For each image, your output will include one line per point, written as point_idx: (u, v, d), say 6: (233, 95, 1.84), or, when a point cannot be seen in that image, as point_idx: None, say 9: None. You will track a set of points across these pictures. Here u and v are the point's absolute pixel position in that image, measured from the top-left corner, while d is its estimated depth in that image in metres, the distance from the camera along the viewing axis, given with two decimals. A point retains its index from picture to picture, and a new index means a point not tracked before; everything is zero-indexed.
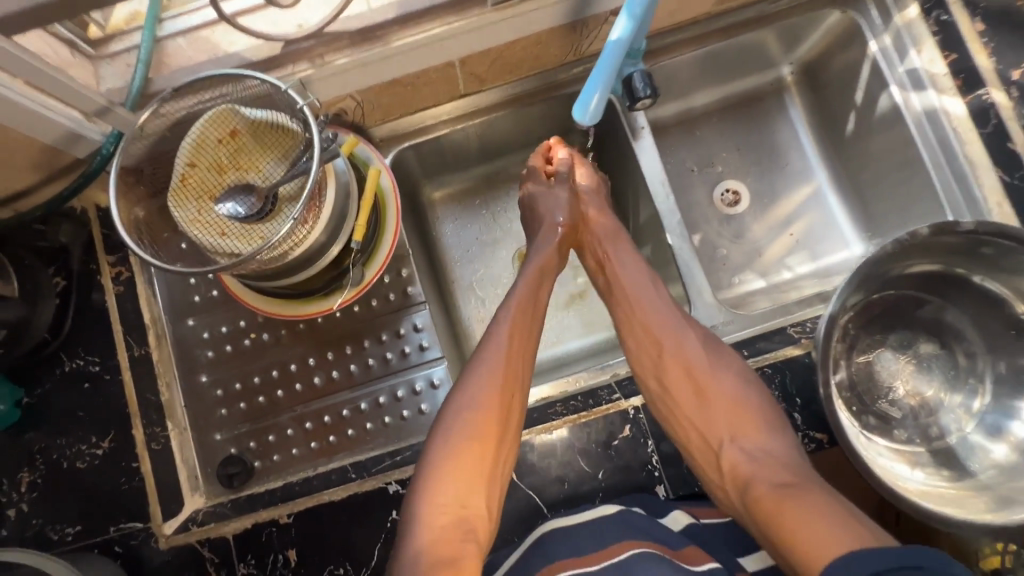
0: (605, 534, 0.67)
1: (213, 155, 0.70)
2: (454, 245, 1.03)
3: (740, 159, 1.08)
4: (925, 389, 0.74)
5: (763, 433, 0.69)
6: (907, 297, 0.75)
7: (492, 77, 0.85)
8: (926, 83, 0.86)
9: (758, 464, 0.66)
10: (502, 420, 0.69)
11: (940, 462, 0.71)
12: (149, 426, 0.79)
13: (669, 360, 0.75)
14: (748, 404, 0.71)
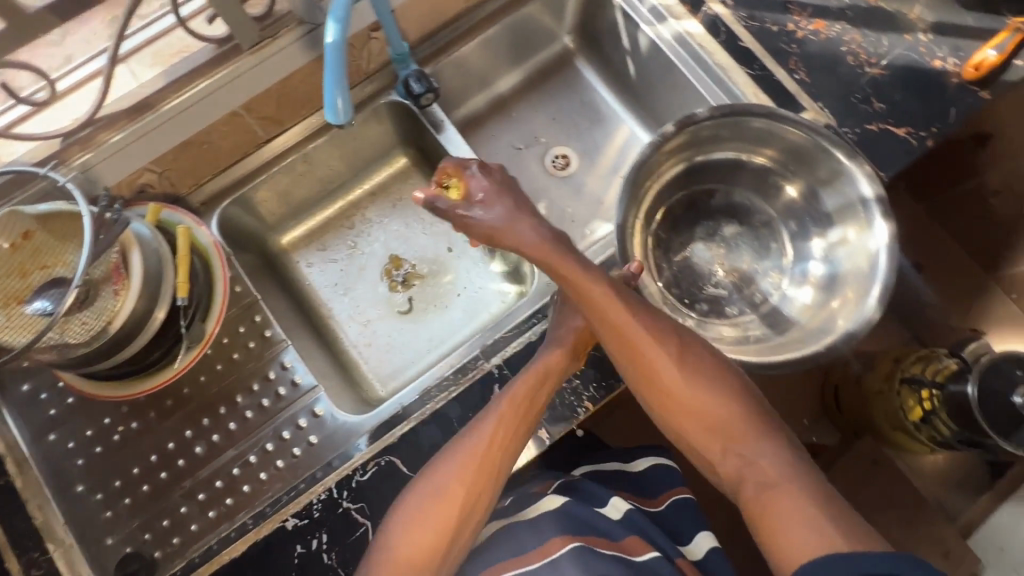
0: (548, 528, 0.68)
1: (11, 261, 0.70)
2: (322, 284, 1.03)
3: (557, 126, 1.18)
4: (740, 264, 0.85)
5: (752, 440, 0.65)
6: (694, 195, 0.86)
7: (287, 116, 0.90)
8: (665, 15, 0.99)
9: (744, 467, 0.64)
10: (485, 482, 0.68)
11: (769, 321, 0.81)
12: (26, 553, 0.75)
13: (652, 372, 0.70)
14: (724, 411, 0.67)
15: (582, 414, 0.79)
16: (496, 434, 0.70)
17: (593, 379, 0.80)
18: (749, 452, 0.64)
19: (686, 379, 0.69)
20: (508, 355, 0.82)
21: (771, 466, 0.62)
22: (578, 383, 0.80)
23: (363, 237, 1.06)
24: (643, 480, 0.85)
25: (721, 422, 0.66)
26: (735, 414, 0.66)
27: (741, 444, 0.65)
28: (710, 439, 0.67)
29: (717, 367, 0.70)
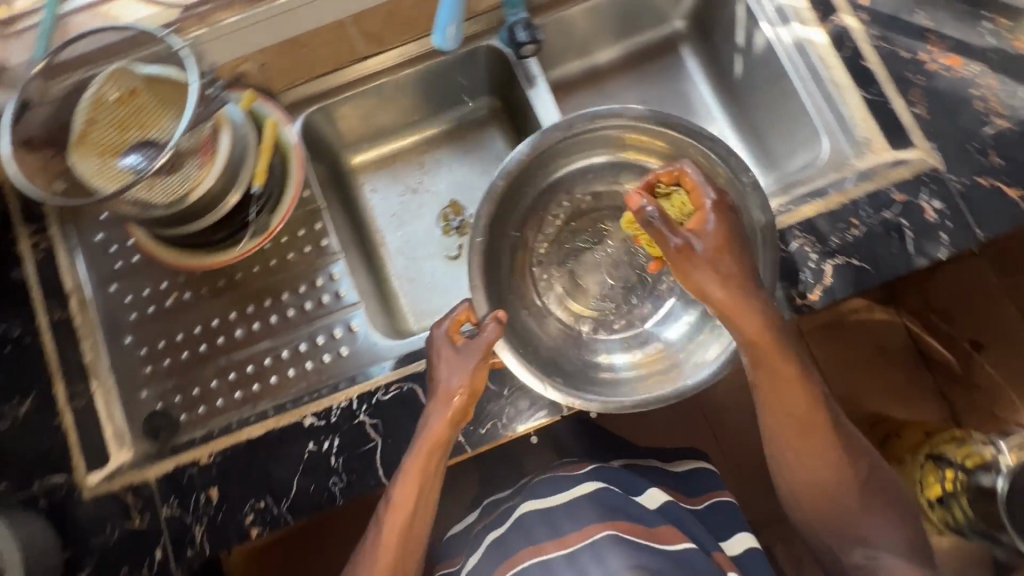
0: (584, 516, 0.80)
1: (112, 114, 0.73)
2: (380, 211, 1.04)
3: (646, 111, 1.14)
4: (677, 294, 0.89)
5: (869, 510, 0.74)
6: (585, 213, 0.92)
7: (389, 37, 0.91)
8: (790, 17, 0.94)
9: (841, 532, 0.76)
10: (419, 518, 0.73)
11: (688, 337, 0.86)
12: (71, 384, 0.81)
13: (805, 441, 0.74)
14: (860, 475, 0.75)
15: (606, 392, 0.79)
16: (422, 470, 0.71)
17: None
18: (868, 530, 0.74)
19: (833, 452, 0.74)
20: None
21: (879, 544, 0.73)
22: None
23: (429, 175, 1.05)
24: (687, 480, 0.92)
25: (842, 492, 0.75)
26: (862, 475, 0.75)
27: (863, 515, 0.74)
28: (828, 505, 0.75)
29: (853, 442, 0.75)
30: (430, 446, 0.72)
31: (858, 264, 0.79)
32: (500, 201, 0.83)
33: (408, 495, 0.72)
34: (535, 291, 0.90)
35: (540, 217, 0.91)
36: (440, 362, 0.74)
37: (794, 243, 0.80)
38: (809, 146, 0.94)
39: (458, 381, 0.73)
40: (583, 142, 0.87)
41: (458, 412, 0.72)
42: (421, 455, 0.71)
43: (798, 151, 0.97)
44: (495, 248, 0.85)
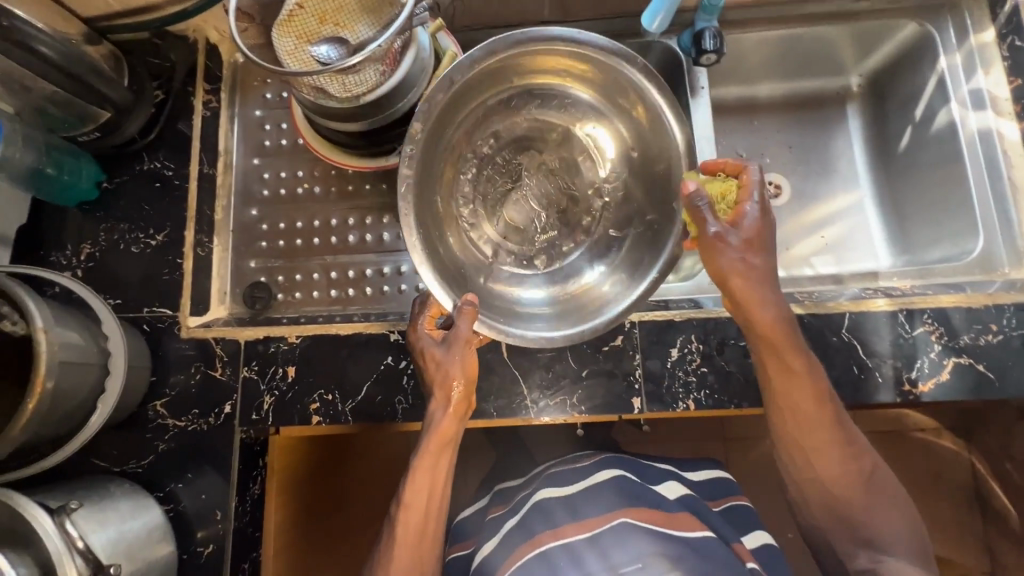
0: (606, 501, 0.74)
1: (319, 4, 0.78)
2: None
3: (790, 156, 1.11)
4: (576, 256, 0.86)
5: (872, 509, 0.68)
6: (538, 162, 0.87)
7: (576, 9, 0.92)
8: (986, 104, 0.89)
9: (857, 540, 0.68)
10: (436, 519, 0.69)
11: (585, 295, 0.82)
12: (199, 234, 0.87)
13: (799, 436, 0.69)
14: (858, 480, 0.68)
15: (679, 408, 0.76)
16: (433, 459, 0.68)
17: (709, 387, 0.76)
18: (865, 528, 0.67)
19: (834, 455, 0.68)
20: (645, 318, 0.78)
21: (890, 543, 0.66)
22: (692, 380, 0.76)
23: None
24: (697, 486, 0.84)
25: (856, 499, 0.68)
26: (868, 475, 0.69)
27: (863, 513, 0.68)
28: (836, 511, 0.69)
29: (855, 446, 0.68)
30: (437, 447, 0.69)
31: (982, 370, 0.75)
32: (446, 113, 0.76)
33: (419, 500, 0.68)
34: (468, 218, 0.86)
35: (479, 134, 0.85)
36: (432, 348, 0.71)
37: (920, 327, 0.76)
38: (959, 237, 0.89)
39: (459, 374, 0.68)
40: (502, 70, 0.77)
41: (463, 404, 0.69)
42: (429, 455, 0.68)
43: (943, 243, 0.92)
44: (439, 156, 0.79)
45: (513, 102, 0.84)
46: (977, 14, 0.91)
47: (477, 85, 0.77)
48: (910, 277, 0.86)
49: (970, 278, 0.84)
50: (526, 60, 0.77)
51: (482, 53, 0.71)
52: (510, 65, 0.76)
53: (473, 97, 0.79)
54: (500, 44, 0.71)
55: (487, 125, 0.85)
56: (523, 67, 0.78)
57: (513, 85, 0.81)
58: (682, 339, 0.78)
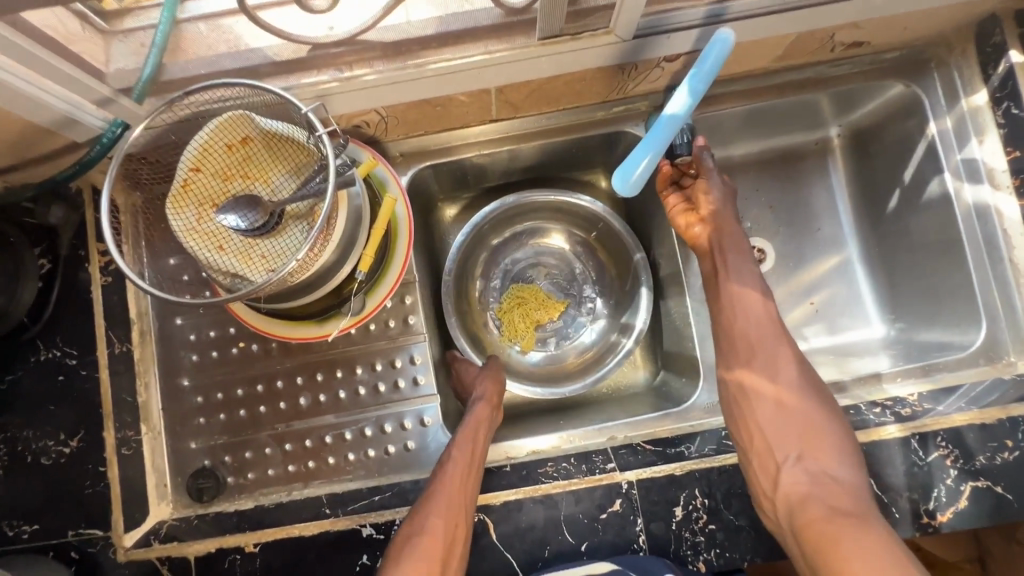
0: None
1: (220, 162, 0.64)
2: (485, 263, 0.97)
3: (770, 218, 1.03)
4: (570, 318, 0.96)
5: (834, 460, 0.67)
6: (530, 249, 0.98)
7: (527, 106, 0.80)
8: (982, 177, 0.81)
9: (816, 482, 0.65)
10: (474, 471, 0.70)
11: (592, 356, 0.94)
12: (121, 429, 0.74)
13: (778, 431, 0.70)
14: (820, 427, 0.69)
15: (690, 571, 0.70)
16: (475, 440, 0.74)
17: (719, 545, 0.70)
18: (825, 469, 0.66)
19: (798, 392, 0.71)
20: (644, 475, 0.72)
21: (843, 486, 0.65)
22: (701, 540, 0.70)
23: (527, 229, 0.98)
24: None
25: (817, 439, 0.68)
26: (829, 427, 0.69)
27: (821, 462, 0.67)
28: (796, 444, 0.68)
29: (821, 394, 0.71)
30: (473, 425, 0.75)
31: (1000, 492, 0.70)
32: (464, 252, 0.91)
33: (463, 458, 0.71)
34: (484, 326, 0.96)
35: (489, 262, 0.97)
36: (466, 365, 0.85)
37: (934, 452, 0.71)
38: (961, 322, 0.84)
39: (491, 377, 0.82)
40: (508, 213, 0.93)
41: (496, 394, 0.80)
42: (471, 423, 0.75)
43: (943, 325, 0.87)
44: (460, 280, 0.92)
45: (516, 231, 0.98)
46: (968, 72, 0.82)
47: (489, 226, 0.94)
48: (916, 378, 0.79)
49: (975, 370, 0.78)
50: (524, 203, 0.92)
51: (483, 216, 0.90)
52: (512, 209, 0.92)
53: (485, 234, 0.94)
54: (496, 206, 0.90)
55: (495, 254, 0.98)
56: (524, 207, 0.93)
57: (516, 218, 0.96)
58: (686, 495, 0.71)
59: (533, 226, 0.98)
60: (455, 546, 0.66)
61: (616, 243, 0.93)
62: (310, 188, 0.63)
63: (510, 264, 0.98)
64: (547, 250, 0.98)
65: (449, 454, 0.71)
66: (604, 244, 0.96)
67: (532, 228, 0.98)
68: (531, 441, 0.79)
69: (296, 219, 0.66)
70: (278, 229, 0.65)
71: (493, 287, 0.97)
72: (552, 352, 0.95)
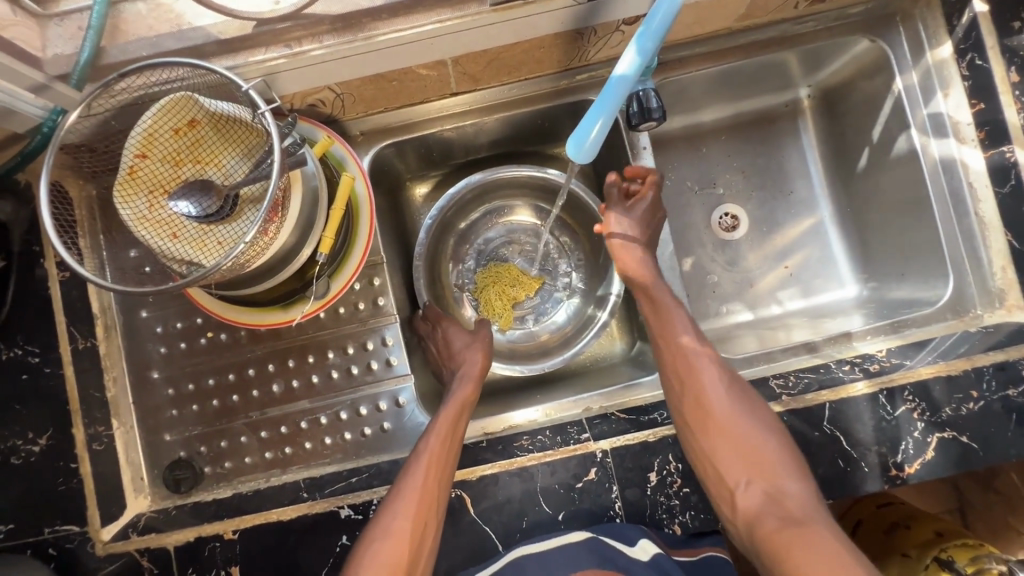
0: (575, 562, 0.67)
1: (167, 147, 0.63)
2: (455, 245, 0.96)
3: (743, 182, 1.02)
4: (545, 295, 0.96)
5: (784, 478, 0.64)
6: (501, 228, 0.97)
7: (487, 78, 0.78)
8: (948, 131, 0.80)
9: (769, 503, 0.63)
10: (451, 456, 0.69)
11: (569, 331, 0.94)
12: (91, 425, 0.74)
13: (726, 448, 0.67)
14: (766, 446, 0.66)
15: (666, 534, 0.71)
16: (446, 433, 0.70)
17: (694, 507, 0.71)
18: (776, 488, 0.64)
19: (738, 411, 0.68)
20: (617, 444, 0.72)
21: (796, 500, 0.62)
22: (676, 504, 0.71)
23: (496, 209, 0.97)
24: None
25: (765, 459, 0.66)
26: (774, 446, 0.66)
27: (772, 481, 0.64)
28: (747, 471, 0.66)
29: (763, 410, 0.69)
30: (457, 406, 0.74)
31: (966, 441, 0.71)
32: (434, 233, 0.89)
33: (438, 444, 0.69)
34: (460, 307, 0.95)
35: (461, 243, 0.96)
36: (450, 335, 0.83)
37: (902, 406, 0.72)
38: (930, 278, 0.85)
39: (477, 358, 0.80)
40: (476, 191, 0.92)
41: (479, 375, 0.79)
42: (453, 408, 0.73)
43: (913, 281, 0.88)
44: (432, 263, 0.91)
45: (485, 209, 0.96)
46: (932, 24, 0.80)
47: (458, 206, 0.92)
48: (886, 335, 0.81)
49: (944, 324, 0.80)
50: (492, 180, 0.90)
51: (451, 196, 0.87)
52: (479, 188, 0.91)
53: (454, 214, 0.93)
54: (463, 185, 0.87)
55: (467, 234, 0.97)
56: (490, 186, 0.92)
57: (484, 196, 0.94)
58: (660, 461, 0.71)
59: (503, 203, 0.97)
60: (427, 533, 0.65)
61: (586, 216, 0.92)
62: (261, 170, 0.61)
63: (483, 243, 0.97)
64: (519, 227, 0.97)
65: (425, 442, 0.70)
66: (575, 218, 0.95)
67: (502, 206, 0.97)
68: (511, 415, 0.80)
69: (250, 203, 0.64)
70: (233, 213, 0.63)
71: (468, 267, 0.97)
72: (530, 328, 0.95)
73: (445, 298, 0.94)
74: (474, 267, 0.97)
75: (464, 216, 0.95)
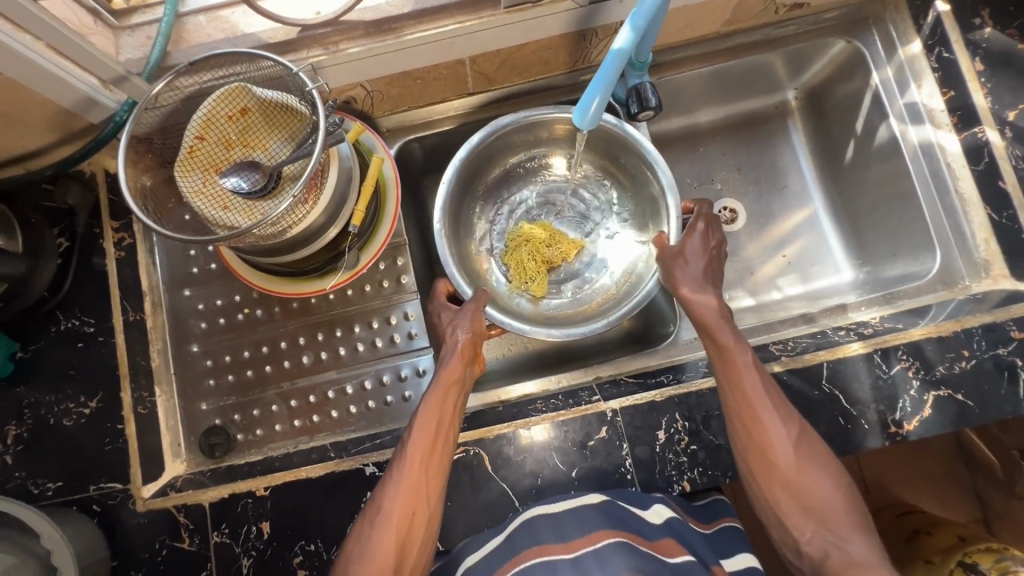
0: (589, 520, 0.68)
1: (221, 130, 0.71)
2: (484, 208, 0.97)
3: (740, 179, 1.09)
4: (581, 260, 0.96)
5: (846, 530, 0.62)
6: (535, 193, 0.99)
7: (500, 78, 0.87)
8: (923, 118, 0.88)
9: (831, 549, 0.61)
10: (437, 453, 0.68)
11: (607, 295, 0.94)
12: (136, 390, 0.80)
13: (782, 493, 0.65)
14: (828, 497, 0.64)
15: (675, 491, 0.74)
16: (431, 437, 0.69)
17: (702, 464, 0.74)
18: (839, 541, 0.61)
19: (801, 458, 0.66)
20: (626, 403, 0.77)
21: (860, 550, 0.60)
22: (684, 460, 0.75)
23: (529, 172, 0.98)
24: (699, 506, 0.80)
25: (827, 510, 0.63)
26: (834, 496, 0.64)
27: (835, 533, 0.62)
28: (806, 519, 0.64)
29: (821, 452, 0.66)
30: (443, 387, 0.73)
31: (962, 399, 0.75)
32: (460, 185, 0.89)
33: (427, 437, 0.69)
34: (490, 268, 0.95)
35: (497, 195, 0.98)
36: (443, 313, 0.81)
37: (896, 365, 0.76)
38: (919, 254, 0.90)
39: (465, 331, 0.78)
40: (515, 138, 0.91)
41: (469, 350, 0.77)
42: (438, 392, 0.72)
43: (904, 258, 0.93)
44: (459, 215, 0.91)
45: (519, 165, 0.97)
46: (902, 25, 0.89)
47: (487, 157, 0.92)
48: (879, 305, 0.85)
49: (934, 294, 0.84)
50: (534, 126, 0.89)
51: (469, 148, 0.85)
52: (512, 134, 0.89)
53: (483, 165, 0.92)
54: (482, 133, 0.85)
55: (500, 196, 0.98)
56: (525, 134, 0.91)
57: (523, 147, 0.94)
58: (667, 420, 0.76)
59: (535, 167, 0.98)
60: (413, 535, 0.64)
61: (639, 177, 0.91)
62: (304, 148, 0.69)
63: (516, 206, 0.98)
64: (556, 190, 0.99)
65: (411, 436, 0.69)
66: (627, 177, 0.94)
67: (544, 156, 0.96)
68: (523, 384, 0.84)
69: (292, 179, 0.71)
70: (276, 189, 0.71)
71: (499, 230, 0.97)
72: (563, 292, 0.95)
73: (473, 254, 0.95)
74: (510, 221, 0.98)
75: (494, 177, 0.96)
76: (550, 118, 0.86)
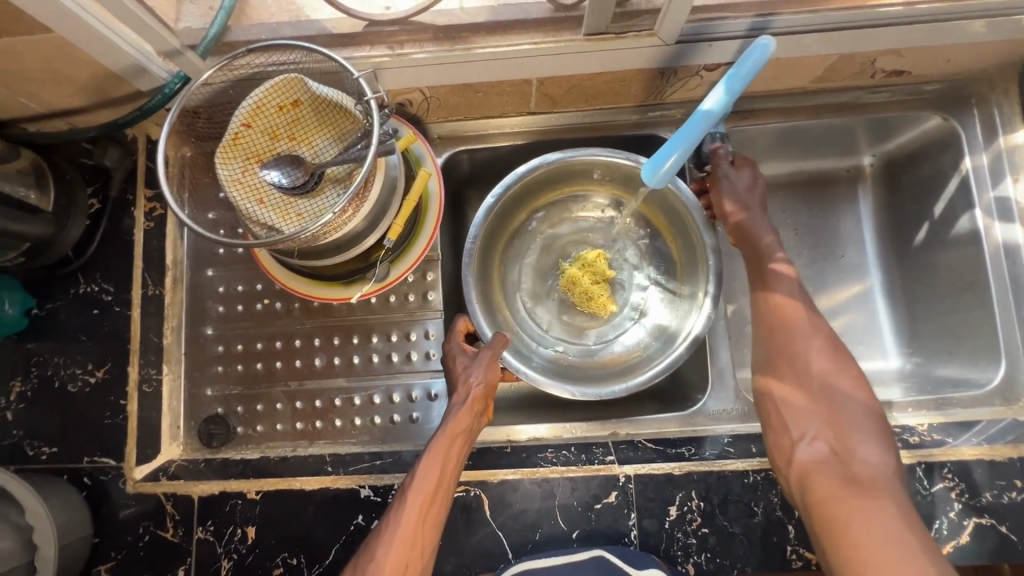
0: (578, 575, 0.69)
1: (270, 121, 0.68)
2: (515, 238, 0.93)
3: (796, 239, 0.99)
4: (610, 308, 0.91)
5: (856, 440, 0.64)
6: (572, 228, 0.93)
7: (566, 101, 0.82)
8: (1015, 215, 0.82)
9: (834, 461, 0.63)
10: (440, 511, 0.66)
11: (634, 349, 0.88)
12: (144, 367, 0.78)
13: (797, 406, 0.68)
14: (846, 409, 0.66)
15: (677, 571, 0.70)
16: (432, 485, 0.66)
17: (710, 549, 0.70)
18: (848, 450, 0.64)
19: (827, 372, 0.68)
20: (641, 471, 0.72)
21: (866, 468, 0.62)
22: (692, 543, 0.70)
23: (566, 208, 0.93)
24: None
25: (839, 424, 0.65)
26: (856, 411, 0.66)
27: (843, 441, 0.64)
28: (820, 429, 0.66)
29: (851, 370, 0.68)
30: (448, 438, 0.69)
31: (1004, 531, 0.69)
32: (497, 215, 0.85)
33: (427, 487, 0.66)
34: (515, 302, 0.91)
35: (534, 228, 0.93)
36: (460, 355, 0.76)
37: (939, 483, 0.71)
38: (979, 360, 0.83)
39: (480, 377, 0.73)
40: (561, 173, 0.87)
41: (480, 401, 0.72)
42: (442, 441, 0.68)
43: (957, 362, 0.86)
44: (489, 245, 0.87)
45: (554, 200, 0.92)
46: (1008, 111, 0.82)
47: (529, 188, 0.87)
48: (928, 411, 0.78)
49: (990, 409, 0.78)
50: (585, 164, 0.85)
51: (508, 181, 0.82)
52: (556, 169, 0.85)
53: (522, 196, 0.88)
54: (523, 169, 0.82)
55: (533, 228, 0.93)
56: (572, 170, 0.86)
57: (562, 182, 0.89)
58: (682, 496, 0.71)
59: (572, 202, 0.93)
60: None
61: (685, 229, 0.85)
62: (352, 153, 0.65)
63: (548, 241, 0.93)
64: (591, 228, 0.93)
65: (412, 481, 0.66)
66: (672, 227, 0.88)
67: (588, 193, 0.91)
68: (536, 425, 0.80)
69: (334, 182, 0.67)
70: (316, 189, 0.67)
71: (529, 264, 0.93)
72: (587, 339, 0.90)
73: (501, 284, 0.91)
74: (543, 255, 0.93)
75: (528, 208, 0.92)
76: (597, 157, 0.82)
